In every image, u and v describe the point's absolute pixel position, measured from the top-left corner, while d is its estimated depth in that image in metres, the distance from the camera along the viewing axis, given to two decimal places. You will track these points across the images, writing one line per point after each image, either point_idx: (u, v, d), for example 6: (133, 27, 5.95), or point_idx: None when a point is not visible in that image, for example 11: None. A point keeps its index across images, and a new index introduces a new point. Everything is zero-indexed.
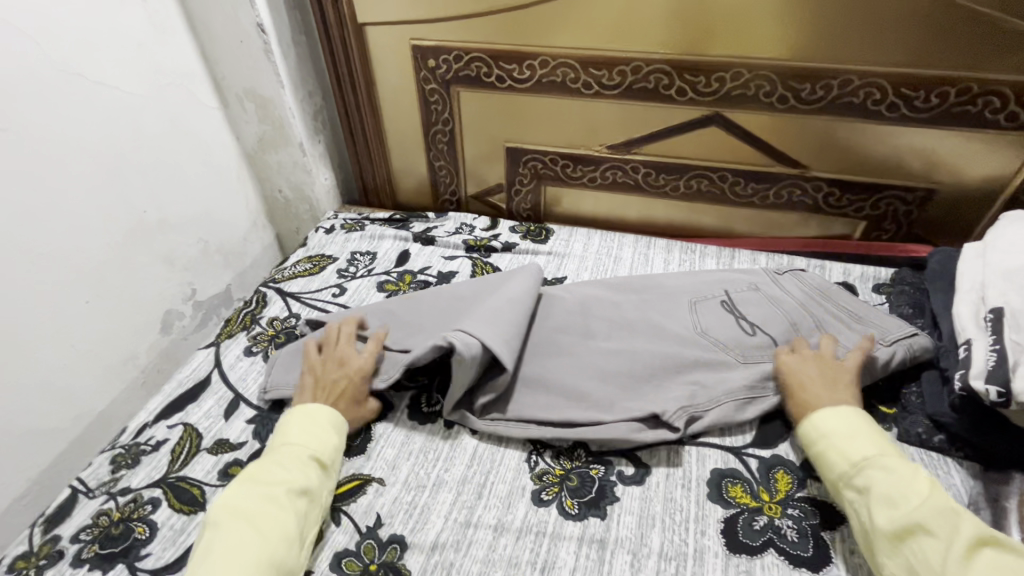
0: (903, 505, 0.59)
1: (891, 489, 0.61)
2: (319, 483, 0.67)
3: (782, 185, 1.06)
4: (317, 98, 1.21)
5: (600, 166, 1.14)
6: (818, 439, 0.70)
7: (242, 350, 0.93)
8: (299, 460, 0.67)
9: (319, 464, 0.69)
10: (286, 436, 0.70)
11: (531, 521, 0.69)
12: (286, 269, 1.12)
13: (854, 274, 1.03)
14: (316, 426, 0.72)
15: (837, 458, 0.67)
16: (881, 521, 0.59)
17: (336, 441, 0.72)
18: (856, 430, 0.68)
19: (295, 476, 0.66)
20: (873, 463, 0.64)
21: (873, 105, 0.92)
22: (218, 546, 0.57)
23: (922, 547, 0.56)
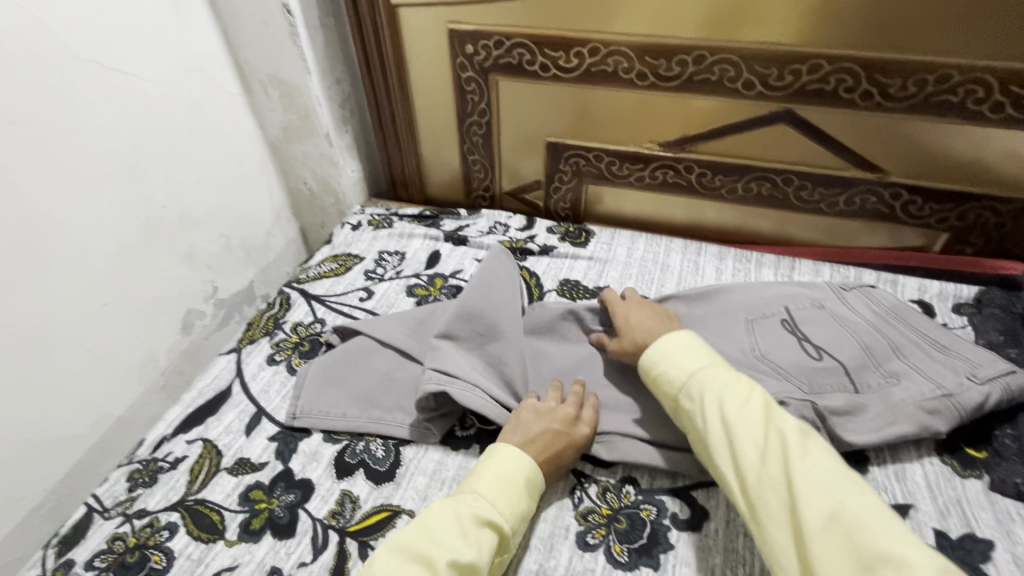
0: (729, 407, 0.61)
1: (720, 392, 0.63)
2: (487, 556, 0.57)
3: (854, 190, 0.95)
4: (346, 85, 1.13)
5: (649, 164, 1.04)
6: (657, 362, 0.71)
7: (265, 359, 0.88)
8: (469, 522, 0.58)
9: (493, 534, 0.59)
10: (472, 492, 0.62)
11: (576, 568, 0.63)
12: (311, 268, 1.06)
13: (931, 291, 0.93)
14: (508, 483, 0.63)
15: (673, 369, 0.69)
16: (712, 419, 0.62)
17: (521, 509, 0.62)
18: (690, 347, 0.70)
19: (468, 544, 0.56)
20: (702, 372, 0.67)
21: (973, 104, 0.81)
22: None
23: (745, 438, 0.59)
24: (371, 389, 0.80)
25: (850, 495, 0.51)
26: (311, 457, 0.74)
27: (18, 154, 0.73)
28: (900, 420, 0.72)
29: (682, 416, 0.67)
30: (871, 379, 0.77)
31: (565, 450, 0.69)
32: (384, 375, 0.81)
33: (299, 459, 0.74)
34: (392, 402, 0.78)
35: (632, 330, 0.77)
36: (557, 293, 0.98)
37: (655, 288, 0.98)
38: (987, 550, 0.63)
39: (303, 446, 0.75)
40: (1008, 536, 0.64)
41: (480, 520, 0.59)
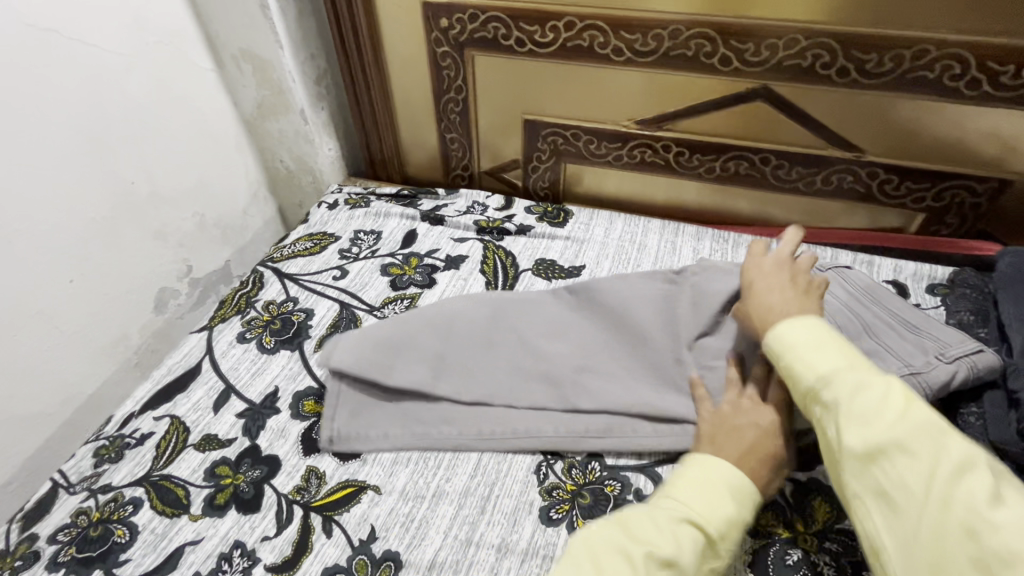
0: (874, 424, 0.48)
1: (862, 404, 0.50)
2: (689, 554, 0.52)
3: (831, 170, 0.94)
4: (321, 61, 1.11)
5: (627, 143, 1.03)
6: (781, 352, 0.59)
7: (236, 336, 0.88)
8: (670, 522, 0.54)
9: (701, 533, 0.53)
10: (680, 495, 0.56)
11: (538, 542, 0.63)
12: (285, 247, 1.05)
13: (906, 272, 0.93)
14: (710, 483, 0.57)
15: (801, 369, 0.57)
16: (849, 441, 0.49)
17: (740, 509, 0.56)
18: (821, 341, 0.57)
19: (665, 543, 0.52)
20: (840, 377, 0.53)
21: (948, 81, 0.80)
22: None
23: (899, 470, 0.45)
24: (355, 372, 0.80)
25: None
26: (278, 433, 0.74)
27: None
28: None
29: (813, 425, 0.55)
30: None
31: (763, 451, 0.60)
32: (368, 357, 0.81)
33: (266, 435, 0.74)
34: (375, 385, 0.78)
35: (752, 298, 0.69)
36: (532, 273, 0.98)
37: (631, 268, 0.98)
38: None
39: (271, 423, 0.75)
40: None
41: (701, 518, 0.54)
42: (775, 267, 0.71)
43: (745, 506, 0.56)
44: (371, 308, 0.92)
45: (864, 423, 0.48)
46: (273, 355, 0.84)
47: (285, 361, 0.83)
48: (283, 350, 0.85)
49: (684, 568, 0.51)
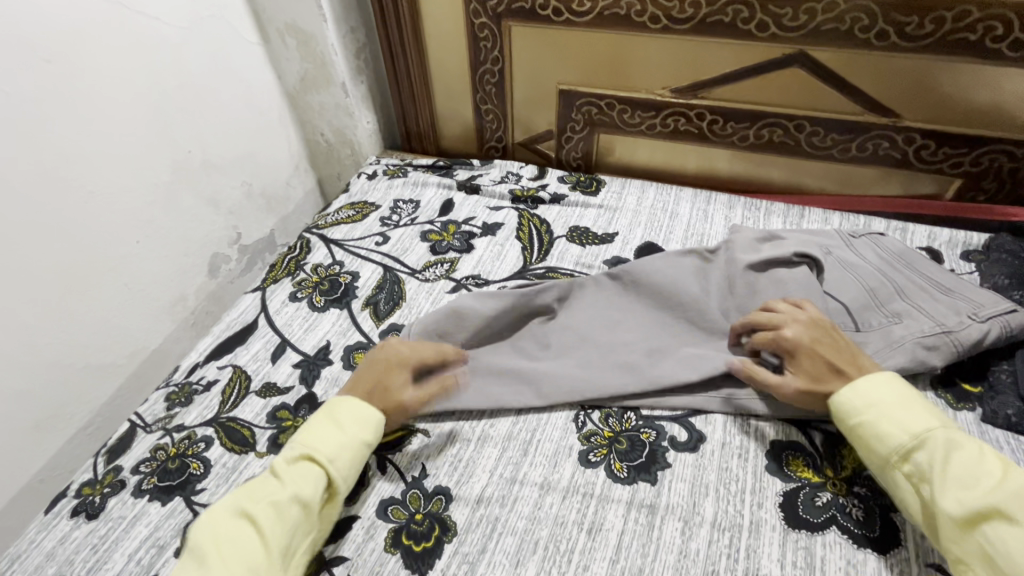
0: (980, 491, 0.53)
1: (959, 469, 0.55)
2: (318, 489, 0.60)
3: (867, 136, 0.95)
4: (360, 34, 1.14)
5: (661, 112, 1.04)
6: (859, 410, 0.62)
7: (288, 296, 0.93)
8: (308, 463, 0.62)
9: (324, 475, 0.62)
10: (311, 441, 0.64)
11: (578, 481, 0.68)
12: (329, 216, 1.10)
13: (941, 238, 0.93)
14: (333, 424, 0.66)
15: (888, 429, 0.60)
16: (951, 505, 0.53)
17: (361, 441, 0.65)
18: (906, 400, 0.61)
19: (290, 490, 0.59)
20: (934, 439, 0.57)
21: (990, 42, 0.80)
22: (235, 539, 0.55)
23: (1001, 534, 0.50)
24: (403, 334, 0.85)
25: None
26: (332, 382, 0.79)
27: (54, 94, 0.77)
28: (895, 356, 0.74)
29: (900, 483, 0.59)
30: (873, 319, 0.79)
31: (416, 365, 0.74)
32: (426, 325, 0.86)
33: (321, 384, 0.79)
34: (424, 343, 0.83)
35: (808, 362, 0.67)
36: (567, 239, 1.01)
37: (663, 235, 1.00)
38: None
39: (325, 372, 0.81)
40: None
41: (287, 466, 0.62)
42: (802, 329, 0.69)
43: (374, 436, 0.67)
44: (413, 271, 0.97)
45: (969, 492, 0.53)
46: (324, 313, 0.90)
47: (336, 318, 0.89)
48: (332, 308, 0.90)
49: (308, 506, 0.59)
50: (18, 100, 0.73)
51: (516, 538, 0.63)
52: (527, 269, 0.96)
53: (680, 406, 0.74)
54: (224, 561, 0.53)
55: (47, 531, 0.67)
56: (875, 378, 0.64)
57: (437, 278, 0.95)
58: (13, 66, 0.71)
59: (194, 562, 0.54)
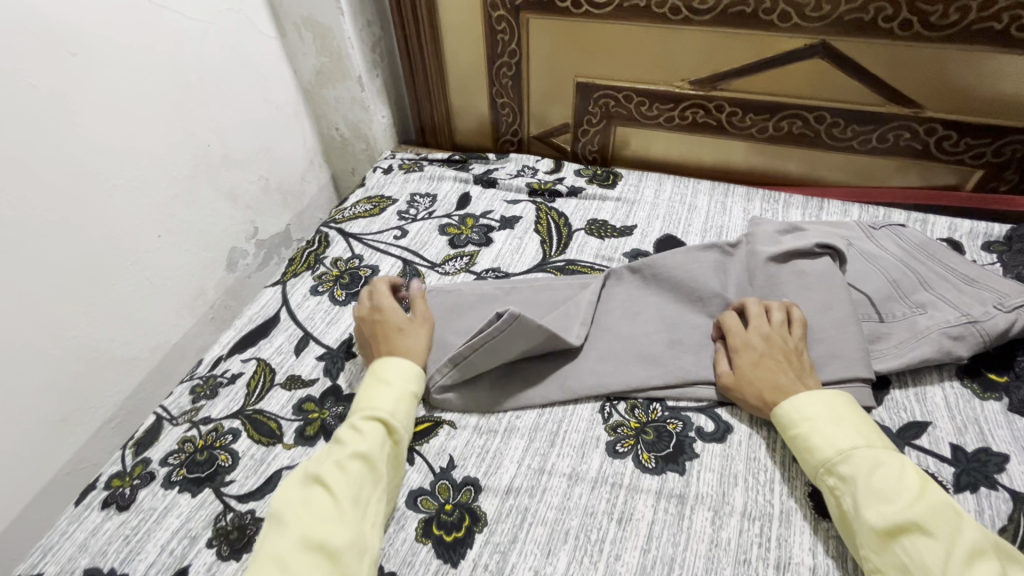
0: (896, 505, 0.54)
1: (881, 483, 0.56)
2: (377, 443, 0.63)
3: (888, 127, 0.94)
4: (377, 29, 1.14)
5: (680, 104, 1.04)
6: (797, 423, 0.64)
7: (309, 290, 0.93)
8: (363, 422, 0.65)
9: (382, 428, 0.64)
10: (365, 401, 0.67)
11: (606, 472, 0.68)
12: (346, 210, 1.10)
13: (962, 229, 0.93)
14: (380, 384, 0.69)
15: (820, 443, 0.62)
16: (871, 517, 0.55)
17: (407, 394, 0.69)
18: (838, 416, 0.63)
19: (350, 445, 0.62)
20: (859, 455, 0.59)
21: (1014, 32, 0.80)
22: (306, 499, 0.58)
23: (919, 548, 0.52)
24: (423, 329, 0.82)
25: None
26: (357, 374, 0.79)
27: (79, 87, 0.77)
28: (920, 346, 0.74)
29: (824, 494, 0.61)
30: (896, 309, 0.79)
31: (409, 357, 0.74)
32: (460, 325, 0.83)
33: (346, 375, 0.80)
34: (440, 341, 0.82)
35: (760, 380, 0.69)
36: (585, 232, 1.01)
37: (683, 227, 1.00)
38: (1001, 462, 0.66)
39: (349, 365, 0.81)
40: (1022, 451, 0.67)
41: (347, 428, 0.65)
42: (764, 346, 0.71)
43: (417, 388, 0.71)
44: (432, 265, 0.97)
45: (888, 506, 0.54)
46: (346, 306, 0.90)
47: None
48: (354, 302, 0.91)
49: (371, 455, 0.61)
50: (44, 92, 0.73)
51: (546, 528, 0.63)
52: (547, 262, 0.96)
53: (706, 397, 0.74)
54: (302, 518, 0.56)
55: (78, 522, 0.67)
56: (817, 397, 0.65)
57: (457, 271, 0.95)
58: (37, 60, 0.71)
59: (271, 526, 0.56)
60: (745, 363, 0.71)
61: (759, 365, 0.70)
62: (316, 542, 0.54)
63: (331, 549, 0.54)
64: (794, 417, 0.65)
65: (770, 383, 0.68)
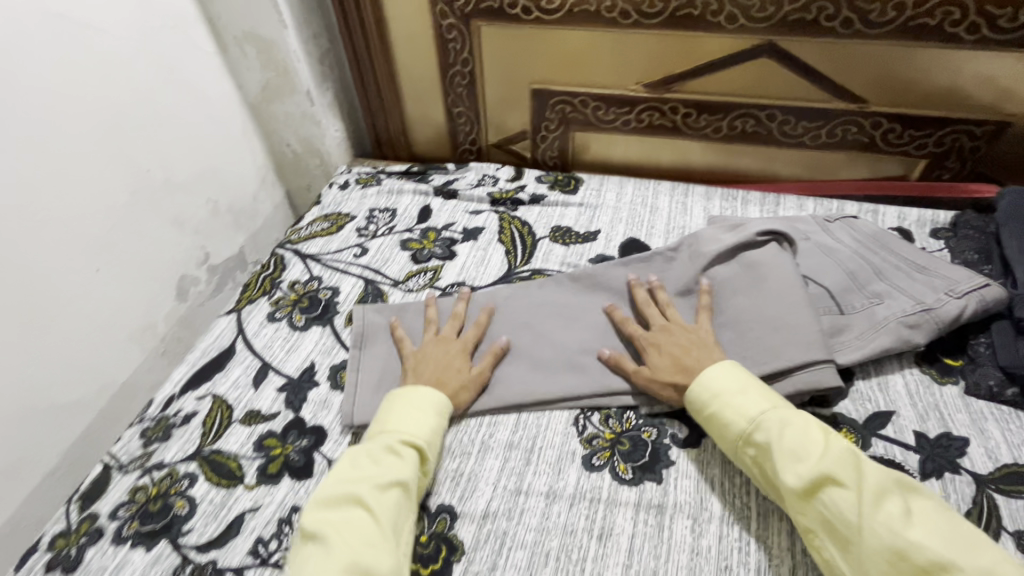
0: (803, 462, 0.57)
1: (792, 444, 0.59)
2: (412, 470, 0.63)
3: (837, 122, 0.97)
4: (323, 40, 1.10)
5: (636, 107, 1.04)
6: (709, 401, 0.67)
7: (266, 317, 0.89)
8: (392, 447, 0.64)
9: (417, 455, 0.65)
10: (392, 425, 0.67)
11: (584, 487, 0.66)
12: (302, 229, 1.06)
13: (911, 218, 0.96)
14: (415, 410, 0.69)
15: (732, 414, 0.65)
16: (790, 478, 0.57)
17: (441, 419, 0.70)
18: (742, 384, 0.66)
19: (388, 471, 0.62)
20: (768, 420, 0.62)
21: (948, 27, 0.82)
22: (342, 529, 0.56)
23: (834, 499, 0.55)
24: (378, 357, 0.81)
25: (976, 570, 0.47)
26: (321, 405, 0.76)
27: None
28: (880, 337, 0.76)
29: (744, 466, 0.64)
30: (855, 301, 0.81)
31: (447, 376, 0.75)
32: None
33: (310, 407, 0.76)
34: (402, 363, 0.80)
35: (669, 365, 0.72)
36: (550, 240, 1.00)
37: (645, 230, 1.00)
38: (962, 446, 0.68)
39: (312, 395, 0.78)
40: (979, 432, 0.69)
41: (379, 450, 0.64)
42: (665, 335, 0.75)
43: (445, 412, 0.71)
44: (395, 282, 0.94)
45: (801, 464, 0.57)
46: (305, 332, 0.86)
47: (318, 336, 0.85)
48: (314, 327, 0.87)
49: (410, 484, 0.62)
50: None
51: (526, 552, 0.62)
52: (512, 273, 0.94)
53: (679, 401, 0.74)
54: (343, 545, 0.55)
55: None
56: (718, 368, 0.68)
57: (421, 287, 0.93)
58: None
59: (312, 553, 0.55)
60: (654, 356, 0.74)
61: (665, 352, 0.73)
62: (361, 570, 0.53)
63: None
64: (701, 393, 0.68)
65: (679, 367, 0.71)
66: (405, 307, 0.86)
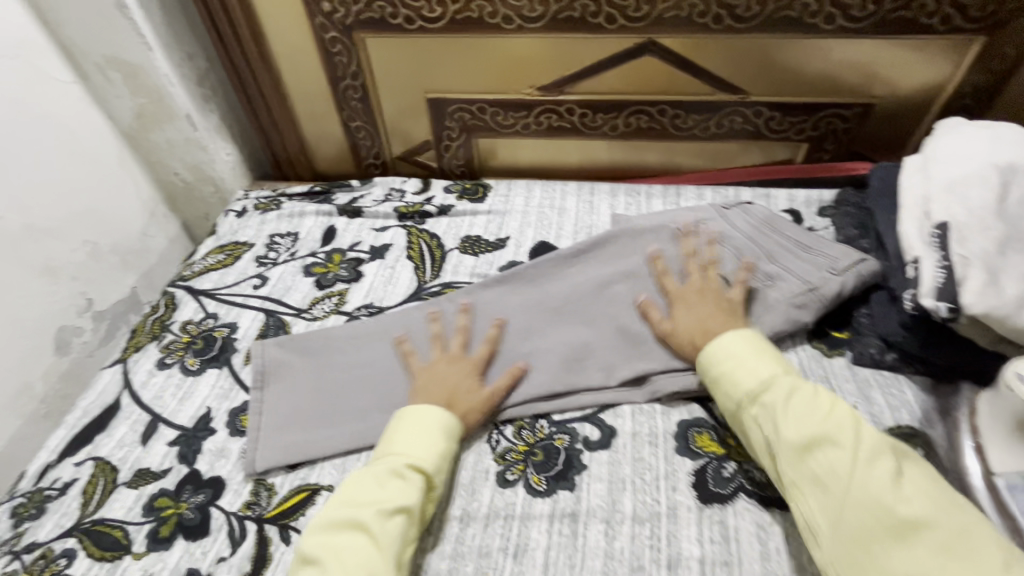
0: (800, 423, 0.60)
1: (797, 405, 0.61)
2: (416, 495, 0.61)
3: (723, 113, 1.00)
4: (200, 61, 1.03)
5: (533, 110, 1.04)
6: (718, 364, 0.68)
7: (155, 364, 0.83)
8: (395, 473, 0.62)
9: (422, 478, 0.63)
10: (397, 447, 0.65)
11: (498, 505, 0.65)
12: (196, 264, 1.00)
13: (799, 199, 1.01)
14: (420, 431, 0.66)
15: (742, 376, 0.66)
16: (790, 434, 0.59)
17: (450, 442, 0.67)
18: (758, 351, 0.68)
19: (390, 497, 0.60)
20: (778, 381, 0.64)
21: (808, 18, 0.87)
22: (343, 559, 0.56)
23: (827, 457, 0.57)
24: (281, 396, 0.76)
25: (955, 523, 0.50)
26: (218, 454, 0.71)
27: None
28: (773, 319, 0.79)
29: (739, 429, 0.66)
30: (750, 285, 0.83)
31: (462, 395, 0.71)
32: (329, 384, 0.77)
33: (205, 458, 0.71)
34: (306, 400, 0.75)
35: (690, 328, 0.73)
36: (459, 251, 0.98)
37: (554, 233, 1.01)
38: None
39: (208, 444, 0.72)
40: (865, 400, 0.74)
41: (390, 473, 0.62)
42: (699, 297, 0.76)
43: (455, 433, 0.68)
44: (299, 311, 0.89)
45: (801, 424, 0.59)
46: (200, 376, 0.80)
47: (214, 379, 0.80)
48: (210, 369, 0.81)
49: (413, 511, 0.60)
50: None
51: None
52: (422, 288, 0.92)
53: (589, 405, 0.74)
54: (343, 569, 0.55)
55: None
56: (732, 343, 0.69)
57: (326, 314, 0.89)
58: None
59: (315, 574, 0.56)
60: (682, 312, 0.76)
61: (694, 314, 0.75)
62: None
63: None
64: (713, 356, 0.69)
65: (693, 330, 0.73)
66: (306, 339, 0.81)
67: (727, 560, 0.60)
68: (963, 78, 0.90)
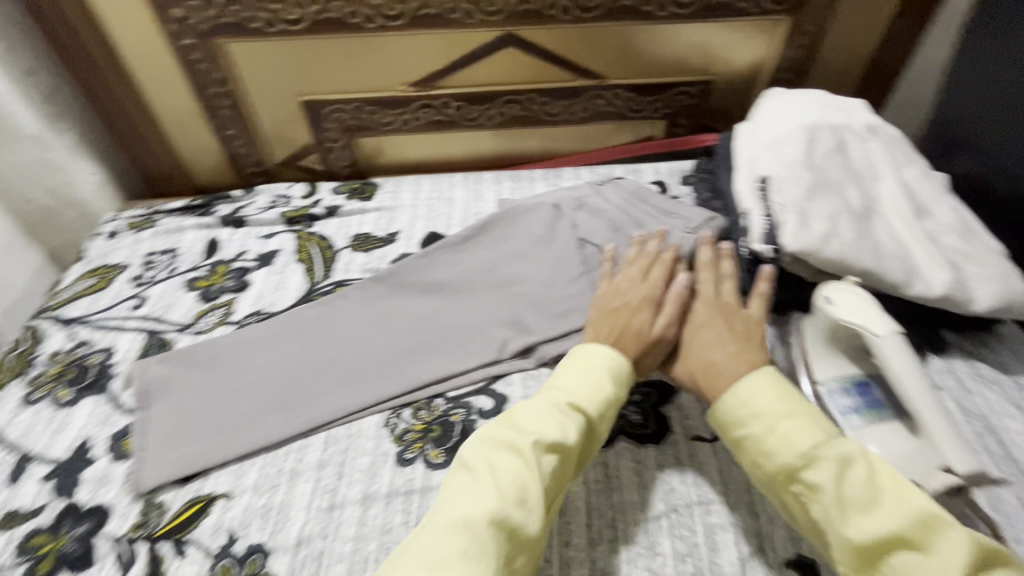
0: (862, 519, 0.49)
1: (854, 492, 0.50)
2: (574, 435, 0.60)
3: (586, 98, 1.08)
4: (42, 77, 0.97)
5: (408, 107, 1.07)
6: (745, 423, 0.59)
7: (20, 401, 0.77)
8: (560, 409, 0.61)
9: (581, 418, 0.62)
10: (561, 384, 0.64)
11: (398, 483, 0.68)
12: (62, 292, 0.93)
13: (664, 171, 1.11)
14: (589, 372, 0.65)
15: (776, 447, 0.56)
16: (853, 531, 0.49)
17: (612, 392, 0.65)
18: (792, 410, 0.57)
19: (553, 430, 0.59)
20: (824, 459, 0.53)
21: (643, 6, 0.96)
22: (494, 476, 0.55)
23: (902, 564, 0.47)
24: (165, 413, 0.74)
25: None
26: (100, 481, 0.68)
27: None
28: None
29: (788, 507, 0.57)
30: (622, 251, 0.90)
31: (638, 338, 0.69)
32: (217, 394, 0.75)
33: (86, 488, 0.68)
34: (193, 413, 0.74)
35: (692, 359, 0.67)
36: (350, 249, 0.99)
37: (443, 223, 1.04)
38: None
39: (87, 473, 0.69)
40: None
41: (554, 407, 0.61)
42: (707, 317, 0.70)
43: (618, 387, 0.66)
44: (183, 327, 0.87)
45: (860, 520, 0.49)
46: (74, 407, 0.76)
47: (91, 408, 0.76)
48: (85, 398, 0.77)
49: (569, 449, 0.59)
50: None
51: (345, 564, 0.62)
52: (313, 289, 0.92)
53: (479, 378, 0.77)
54: (496, 481, 0.54)
55: None
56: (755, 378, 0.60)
57: (212, 326, 0.86)
58: None
59: (467, 481, 0.55)
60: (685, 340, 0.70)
61: (697, 341, 0.68)
62: (504, 522, 0.52)
63: (512, 539, 0.52)
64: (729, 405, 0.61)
65: (701, 364, 0.66)
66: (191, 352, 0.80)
67: (609, 496, 0.66)
68: (780, 52, 1.04)
